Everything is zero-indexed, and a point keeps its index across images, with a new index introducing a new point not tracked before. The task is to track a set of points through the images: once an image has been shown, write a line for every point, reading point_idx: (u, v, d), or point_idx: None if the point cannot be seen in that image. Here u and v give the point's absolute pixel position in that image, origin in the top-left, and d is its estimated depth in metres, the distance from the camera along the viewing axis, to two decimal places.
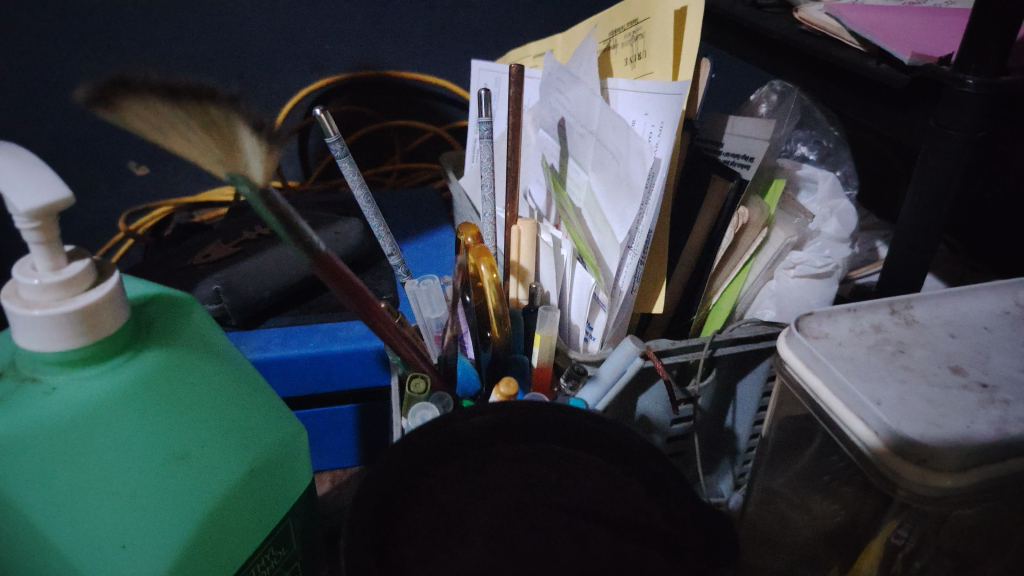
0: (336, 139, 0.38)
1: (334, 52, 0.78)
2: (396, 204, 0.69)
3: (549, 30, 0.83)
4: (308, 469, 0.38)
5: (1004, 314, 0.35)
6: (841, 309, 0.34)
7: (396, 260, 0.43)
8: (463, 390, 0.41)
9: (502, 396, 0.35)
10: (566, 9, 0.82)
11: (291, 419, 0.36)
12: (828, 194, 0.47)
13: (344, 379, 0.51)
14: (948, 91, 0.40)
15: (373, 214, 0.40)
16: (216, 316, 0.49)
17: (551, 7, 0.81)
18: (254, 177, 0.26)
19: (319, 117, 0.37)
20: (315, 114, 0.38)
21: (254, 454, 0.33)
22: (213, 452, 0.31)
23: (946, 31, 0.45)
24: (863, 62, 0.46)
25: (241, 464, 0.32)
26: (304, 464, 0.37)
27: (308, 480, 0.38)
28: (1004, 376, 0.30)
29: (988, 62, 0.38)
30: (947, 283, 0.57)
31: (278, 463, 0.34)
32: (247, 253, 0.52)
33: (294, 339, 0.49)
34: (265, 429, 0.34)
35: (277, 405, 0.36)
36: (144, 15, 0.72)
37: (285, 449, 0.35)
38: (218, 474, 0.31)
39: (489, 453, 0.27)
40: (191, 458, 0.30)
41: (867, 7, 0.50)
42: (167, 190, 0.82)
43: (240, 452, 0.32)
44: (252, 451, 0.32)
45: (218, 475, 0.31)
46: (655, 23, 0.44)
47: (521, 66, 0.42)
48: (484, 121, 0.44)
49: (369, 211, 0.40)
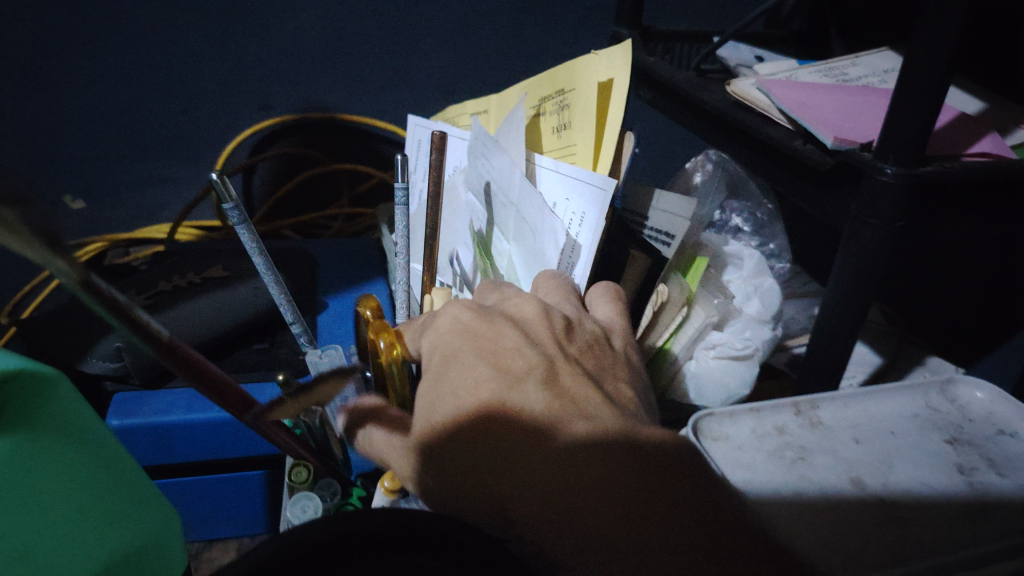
0: (234, 205, 0.38)
1: (283, 93, 0.75)
2: (334, 252, 0.67)
3: (512, 78, 0.79)
4: (177, 531, 0.40)
5: (912, 417, 0.39)
6: (746, 411, 0.39)
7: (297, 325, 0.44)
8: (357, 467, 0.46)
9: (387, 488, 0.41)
10: (533, 57, 0.78)
11: (151, 491, 0.38)
12: (753, 272, 0.48)
13: (252, 445, 0.48)
14: (868, 178, 0.39)
15: (273, 281, 0.43)
16: (117, 375, 0.47)
17: (514, 57, 0.78)
18: (72, 270, 0.21)
19: (217, 181, 0.37)
20: (212, 178, 0.38)
21: (123, 534, 0.34)
22: (110, 525, 0.33)
23: (873, 115, 0.44)
24: (791, 141, 0.45)
25: (110, 542, 0.33)
26: (173, 530, 0.39)
27: (179, 542, 0.40)
28: (897, 483, 0.35)
29: (906, 153, 0.37)
30: (882, 357, 0.57)
31: (147, 535, 0.36)
32: (160, 306, 0.50)
33: (197, 402, 0.46)
34: (132, 508, 0.35)
35: (139, 478, 0.37)
36: (79, 50, 0.68)
37: (155, 522, 0.37)
38: (84, 560, 0.32)
39: None
40: (90, 529, 0.32)
41: (798, 84, 0.49)
42: (103, 227, 0.79)
43: (107, 536, 0.33)
44: (126, 529, 0.34)
45: (84, 561, 0.32)
46: (580, 94, 0.44)
47: (443, 135, 0.43)
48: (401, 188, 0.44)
49: (267, 276, 0.42)
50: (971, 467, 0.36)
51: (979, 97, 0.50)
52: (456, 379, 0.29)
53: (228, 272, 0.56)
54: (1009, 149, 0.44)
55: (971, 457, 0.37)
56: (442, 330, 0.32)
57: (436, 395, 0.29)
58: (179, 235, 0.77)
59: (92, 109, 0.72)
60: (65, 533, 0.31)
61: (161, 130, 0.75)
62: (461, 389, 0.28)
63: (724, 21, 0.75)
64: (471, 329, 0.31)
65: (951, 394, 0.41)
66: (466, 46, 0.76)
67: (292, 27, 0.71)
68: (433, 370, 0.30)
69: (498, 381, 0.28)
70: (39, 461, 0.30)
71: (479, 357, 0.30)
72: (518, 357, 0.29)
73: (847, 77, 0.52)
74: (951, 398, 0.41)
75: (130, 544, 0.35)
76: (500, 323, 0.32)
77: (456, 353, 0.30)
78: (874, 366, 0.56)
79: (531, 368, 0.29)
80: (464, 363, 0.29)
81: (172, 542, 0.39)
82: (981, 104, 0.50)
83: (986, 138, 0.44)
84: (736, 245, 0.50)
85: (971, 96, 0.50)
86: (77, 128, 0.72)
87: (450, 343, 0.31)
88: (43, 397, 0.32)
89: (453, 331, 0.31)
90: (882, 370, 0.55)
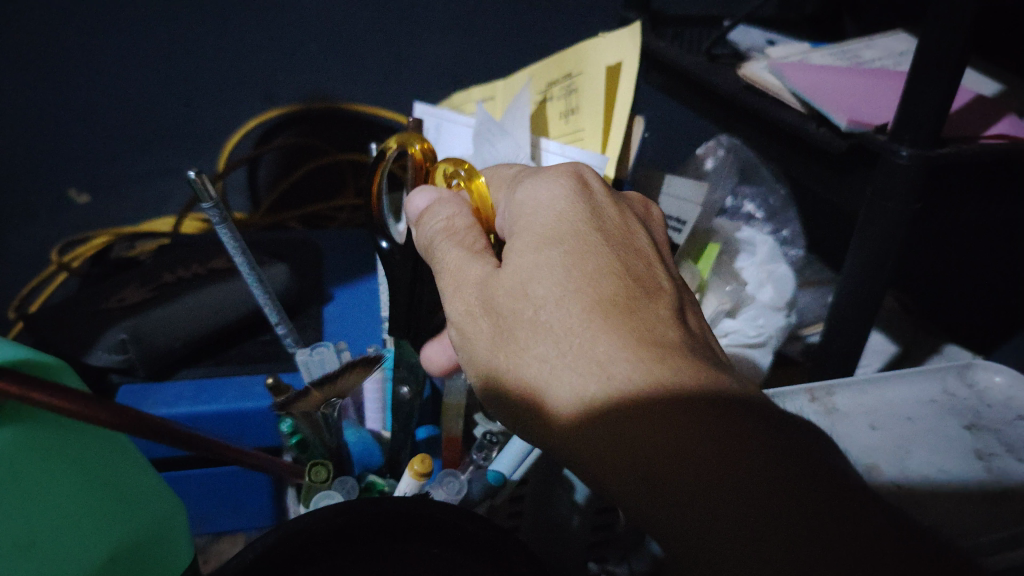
0: (212, 204, 0.39)
1: (286, 83, 0.74)
2: (342, 242, 0.67)
3: (518, 65, 0.78)
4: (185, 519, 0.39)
5: (930, 402, 0.39)
6: None
7: (283, 328, 0.47)
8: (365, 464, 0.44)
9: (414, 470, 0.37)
10: (539, 45, 0.77)
11: (157, 482, 0.37)
12: (767, 258, 0.47)
13: (258, 437, 0.48)
14: (882, 162, 0.38)
15: (256, 282, 0.44)
16: (122, 367, 0.47)
17: (520, 43, 0.77)
18: None
19: (194, 181, 0.38)
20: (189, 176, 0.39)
21: (131, 524, 0.34)
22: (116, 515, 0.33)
23: (888, 97, 0.44)
24: (803, 124, 0.44)
25: (117, 532, 0.33)
26: (181, 520, 0.39)
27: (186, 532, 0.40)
28: (915, 472, 0.34)
29: (922, 135, 0.37)
30: (897, 345, 0.56)
31: (156, 526, 0.36)
32: (166, 296, 0.50)
33: (203, 394, 0.46)
34: (139, 498, 0.35)
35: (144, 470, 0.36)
36: (80, 40, 0.68)
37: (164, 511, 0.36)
38: (90, 549, 0.31)
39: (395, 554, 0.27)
40: (99, 521, 0.32)
41: (810, 67, 0.48)
42: (109, 221, 0.79)
43: (113, 526, 0.33)
44: (133, 519, 0.34)
45: (89, 550, 0.31)
46: (587, 78, 0.43)
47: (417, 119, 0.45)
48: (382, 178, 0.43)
49: (250, 277, 0.43)
50: (989, 453, 0.35)
51: (996, 79, 0.49)
52: (561, 257, 0.28)
53: (232, 263, 0.56)
54: None
55: (989, 443, 0.36)
56: (558, 204, 0.31)
57: (543, 271, 0.28)
58: (185, 227, 0.77)
59: (95, 100, 0.71)
60: (70, 525, 0.31)
61: (164, 122, 0.74)
62: (574, 269, 0.28)
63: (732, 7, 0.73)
64: (588, 216, 0.30)
65: (969, 379, 0.40)
66: (470, 33, 0.75)
67: (294, 15, 0.70)
68: (538, 236, 0.29)
69: (616, 280, 0.28)
70: (36, 453, 0.30)
71: (595, 249, 0.29)
72: (634, 265, 0.29)
73: (860, 59, 0.51)
74: (969, 381, 0.40)
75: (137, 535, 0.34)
76: (610, 218, 0.31)
77: (564, 233, 0.29)
78: (891, 355, 0.55)
79: (647, 279, 0.29)
80: (581, 250, 0.28)
81: (180, 531, 0.39)
82: (998, 85, 0.48)
83: (1004, 120, 0.43)
84: (749, 231, 0.49)
85: (987, 77, 0.49)
86: (80, 120, 0.72)
87: (565, 222, 0.30)
88: None
89: (569, 212, 0.30)
90: (897, 358, 0.54)
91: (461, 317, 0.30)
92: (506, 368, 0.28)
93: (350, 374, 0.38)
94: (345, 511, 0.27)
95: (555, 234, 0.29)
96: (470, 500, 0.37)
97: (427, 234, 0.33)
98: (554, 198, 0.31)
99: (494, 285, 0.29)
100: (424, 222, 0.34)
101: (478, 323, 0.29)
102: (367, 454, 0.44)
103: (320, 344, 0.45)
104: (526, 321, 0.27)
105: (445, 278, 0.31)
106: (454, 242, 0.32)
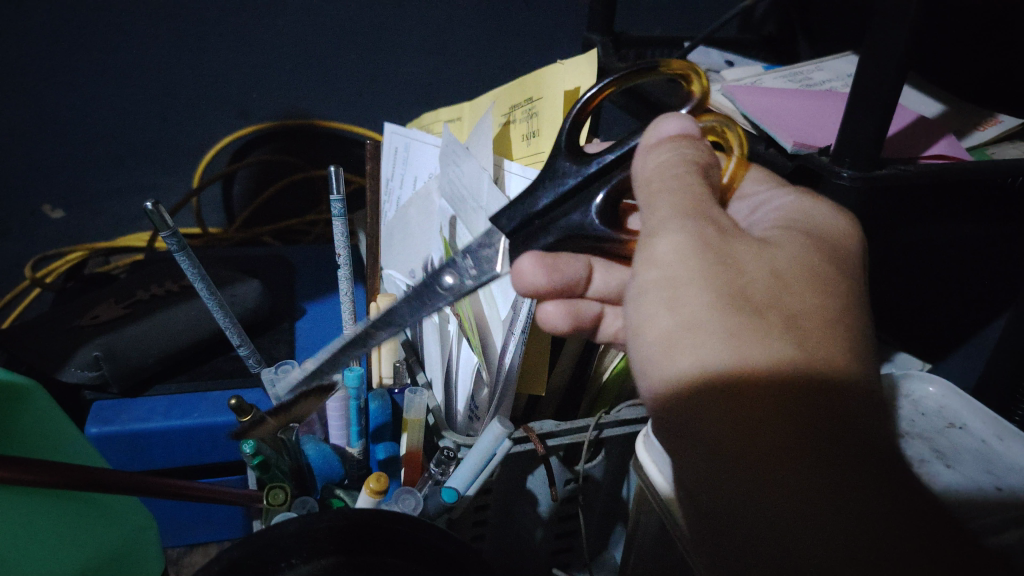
0: (169, 232, 0.40)
1: (260, 100, 0.75)
2: (314, 256, 0.68)
3: (489, 84, 0.80)
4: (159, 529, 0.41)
5: None
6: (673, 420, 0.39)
7: (245, 348, 0.48)
8: (327, 475, 0.44)
9: (372, 489, 0.39)
10: (508, 64, 0.79)
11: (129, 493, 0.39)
12: None
13: (229, 451, 0.49)
14: (826, 182, 0.40)
15: (216, 306, 0.45)
16: (96, 384, 0.47)
17: (490, 62, 0.78)
18: None
19: (153, 211, 0.39)
20: (147, 206, 0.39)
21: (110, 532, 0.36)
22: (93, 522, 0.35)
23: (832, 120, 0.46)
24: (754, 145, 0.46)
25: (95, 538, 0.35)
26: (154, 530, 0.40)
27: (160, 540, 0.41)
28: None
29: (862, 158, 0.39)
30: None
31: (133, 534, 0.37)
32: (139, 313, 0.51)
33: (175, 410, 0.47)
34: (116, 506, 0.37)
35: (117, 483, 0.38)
36: (55, 58, 0.69)
37: (138, 518, 0.38)
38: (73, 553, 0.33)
39: (361, 562, 0.28)
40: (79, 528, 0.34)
41: (762, 90, 0.50)
42: (83, 236, 0.80)
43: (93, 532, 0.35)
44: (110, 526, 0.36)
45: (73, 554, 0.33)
46: (547, 102, 0.45)
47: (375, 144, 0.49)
48: (338, 200, 0.44)
49: (210, 301, 0.44)
50: (920, 459, 0.37)
51: (939, 100, 0.52)
52: (822, 288, 0.27)
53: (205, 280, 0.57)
54: (964, 151, 0.45)
55: (921, 449, 0.38)
56: (804, 240, 0.30)
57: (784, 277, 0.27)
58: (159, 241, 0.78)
59: (71, 118, 0.72)
60: (40, 543, 0.31)
61: (140, 139, 0.75)
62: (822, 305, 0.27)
63: (694, 26, 0.76)
64: (836, 271, 0.29)
65: (905, 389, 0.42)
66: (442, 53, 0.76)
67: (268, 35, 0.71)
68: (791, 256, 0.29)
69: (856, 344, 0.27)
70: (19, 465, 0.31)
71: (841, 302, 0.28)
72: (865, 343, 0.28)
73: (810, 82, 0.53)
74: (906, 392, 0.42)
75: (106, 545, 0.35)
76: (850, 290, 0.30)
77: (814, 263, 0.29)
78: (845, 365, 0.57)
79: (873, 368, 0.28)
80: (829, 291, 0.28)
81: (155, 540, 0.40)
82: (940, 106, 0.51)
83: (942, 141, 0.46)
84: None
85: (930, 98, 0.52)
86: (56, 136, 0.73)
87: (817, 263, 0.29)
88: (16, 408, 0.32)
89: (819, 257, 0.29)
90: None
91: (685, 249, 0.27)
92: (719, 317, 0.25)
93: (306, 401, 0.39)
94: (313, 525, 0.29)
95: (812, 263, 0.28)
96: (426, 514, 0.39)
97: (663, 157, 0.31)
98: (801, 230, 0.31)
99: (739, 253, 0.27)
100: (665, 143, 0.31)
101: (708, 267, 0.26)
102: (328, 466, 0.44)
103: (284, 362, 0.45)
104: (776, 309, 0.26)
105: (671, 206, 0.28)
106: (682, 181, 0.29)
